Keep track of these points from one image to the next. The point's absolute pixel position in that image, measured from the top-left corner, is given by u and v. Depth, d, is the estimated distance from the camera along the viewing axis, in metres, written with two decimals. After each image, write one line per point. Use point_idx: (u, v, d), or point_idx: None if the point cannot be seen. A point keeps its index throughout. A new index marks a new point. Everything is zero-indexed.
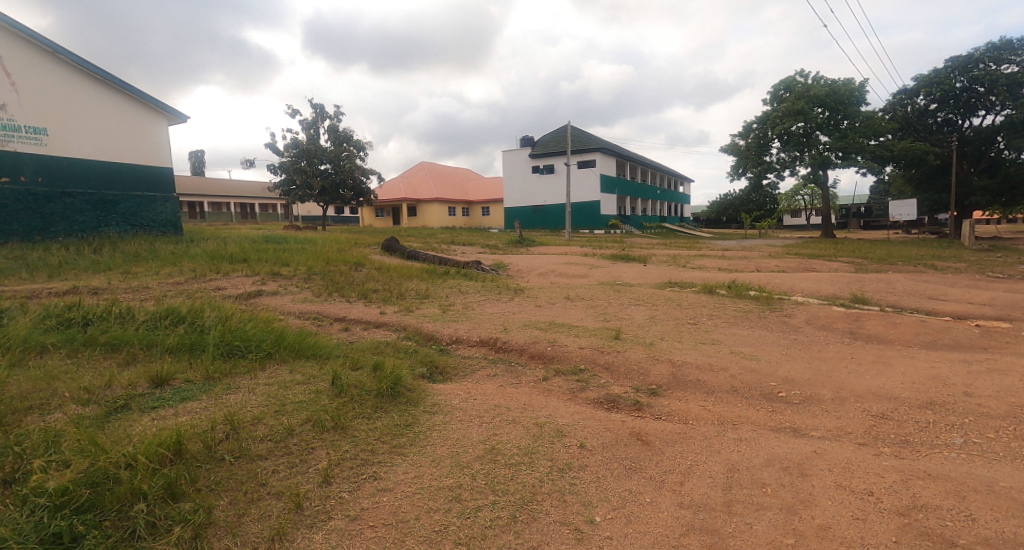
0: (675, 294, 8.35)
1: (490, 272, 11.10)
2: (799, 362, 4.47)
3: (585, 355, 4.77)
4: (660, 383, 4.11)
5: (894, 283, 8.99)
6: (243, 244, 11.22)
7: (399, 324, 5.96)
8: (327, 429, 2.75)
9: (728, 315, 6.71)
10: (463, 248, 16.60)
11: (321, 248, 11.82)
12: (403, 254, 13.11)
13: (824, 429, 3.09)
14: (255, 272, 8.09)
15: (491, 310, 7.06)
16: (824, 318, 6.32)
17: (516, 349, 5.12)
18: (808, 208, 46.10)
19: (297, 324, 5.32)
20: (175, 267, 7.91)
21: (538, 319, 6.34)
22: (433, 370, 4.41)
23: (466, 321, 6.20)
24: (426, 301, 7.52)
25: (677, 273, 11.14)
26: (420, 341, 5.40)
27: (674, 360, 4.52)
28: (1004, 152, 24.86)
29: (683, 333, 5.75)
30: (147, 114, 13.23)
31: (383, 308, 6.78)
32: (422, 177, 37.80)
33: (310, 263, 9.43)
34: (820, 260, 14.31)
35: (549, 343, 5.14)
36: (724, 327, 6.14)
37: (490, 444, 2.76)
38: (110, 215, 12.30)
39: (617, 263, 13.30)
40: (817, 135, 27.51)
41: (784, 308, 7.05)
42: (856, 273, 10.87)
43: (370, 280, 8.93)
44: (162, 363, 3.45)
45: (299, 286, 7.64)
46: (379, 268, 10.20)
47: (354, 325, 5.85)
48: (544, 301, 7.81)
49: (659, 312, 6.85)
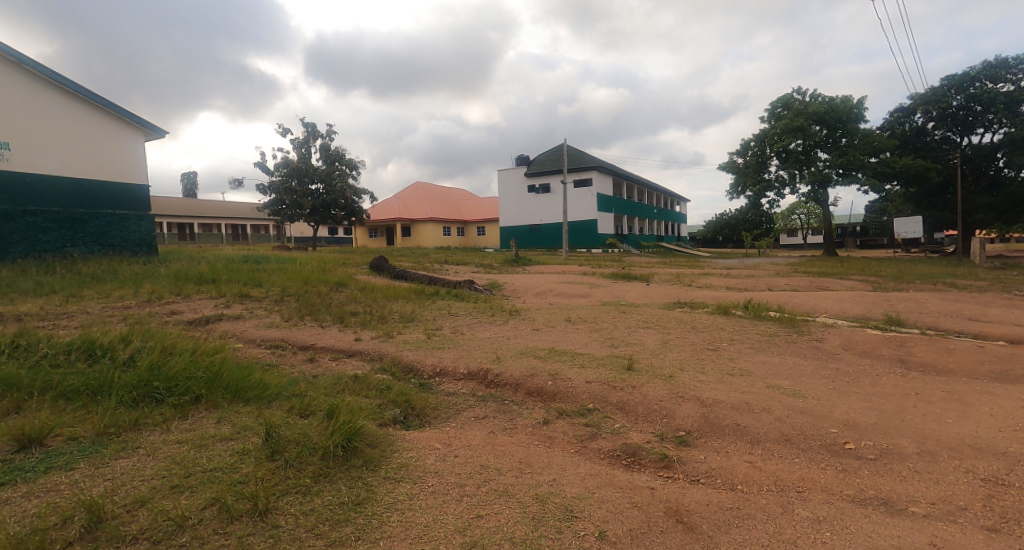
0: (687, 315, 7.54)
1: (483, 292, 10.35)
2: (854, 400, 3.68)
3: (593, 391, 3.97)
4: (690, 428, 3.31)
5: (925, 304, 8.26)
6: (218, 264, 10.42)
7: (376, 353, 5.16)
8: (240, 519, 1.92)
9: (751, 340, 5.91)
10: (455, 267, 15.83)
11: (303, 268, 11.01)
12: (391, 273, 12.34)
13: (926, 503, 2.31)
14: (220, 294, 7.27)
15: (483, 334, 6.26)
16: (862, 343, 5.57)
17: (510, 383, 4.32)
18: (805, 228, 45.68)
19: (249, 356, 4.50)
20: (131, 288, 7.07)
21: (535, 345, 5.54)
22: (409, 413, 3.63)
23: (454, 348, 5.39)
24: (410, 326, 6.71)
25: (685, 293, 10.36)
26: (398, 375, 4.58)
27: (702, 398, 3.71)
28: (1004, 170, 24.51)
29: (705, 361, 4.95)
30: (123, 129, 12.57)
31: (359, 334, 5.96)
32: (416, 196, 37.19)
33: (286, 283, 8.62)
34: (830, 279, 13.60)
35: (549, 377, 4.33)
36: (749, 354, 5.35)
37: (471, 538, 1.96)
38: (77, 234, 11.45)
39: (619, 282, 12.57)
40: (815, 153, 27.18)
41: (812, 332, 6.27)
42: (877, 292, 10.16)
43: (350, 301, 8.13)
44: (43, 414, 2.60)
45: (268, 309, 6.82)
46: (362, 289, 9.41)
47: (322, 355, 5.04)
48: (543, 324, 7.00)
49: (673, 337, 6.07)
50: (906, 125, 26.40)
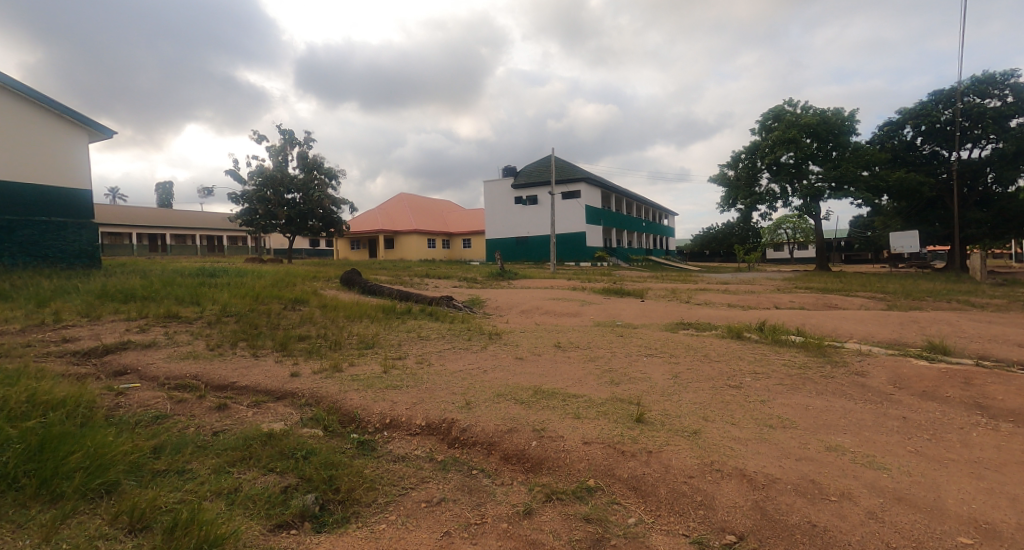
0: (695, 340, 6.48)
1: (462, 310, 9.25)
2: (959, 475, 2.62)
3: (594, 461, 2.86)
4: (743, 532, 2.24)
5: (959, 325, 7.28)
6: (161, 277, 9.24)
7: (311, 396, 4.01)
8: None
9: (779, 376, 4.84)
10: (435, 281, 14.70)
11: (259, 282, 9.82)
12: (363, 288, 11.18)
13: None
14: (141, 316, 6.09)
15: (454, 366, 5.14)
16: (915, 378, 4.57)
17: (482, 445, 3.22)
18: (793, 242, 45.27)
19: (125, 413, 3.34)
20: (28, 310, 5.85)
21: (518, 383, 4.43)
22: (327, 500, 2.51)
23: (414, 387, 4.26)
24: (367, 354, 5.58)
25: (687, 311, 9.34)
26: (332, 430, 3.46)
27: (749, 473, 2.62)
28: (992, 186, 24.09)
29: (735, 407, 3.90)
30: (65, 129, 11.32)
31: (298, 368, 4.80)
32: (400, 208, 36.05)
33: (230, 300, 7.46)
34: (837, 296, 12.71)
35: (534, 435, 3.21)
36: (782, 395, 4.28)
37: None
38: (2, 245, 10.21)
39: (611, 298, 11.54)
40: (806, 166, 26.61)
41: (849, 363, 5.22)
42: (892, 311, 9.27)
43: (303, 323, 6.96)
44: None
45: (196, 334, 5.65)
46: (323, 307, 8.26)
47: (240, 400, 3.89)
48: (526, 351, 5.87)
49: (685, 371, 5.03)
50: (896, 139, 25.93)
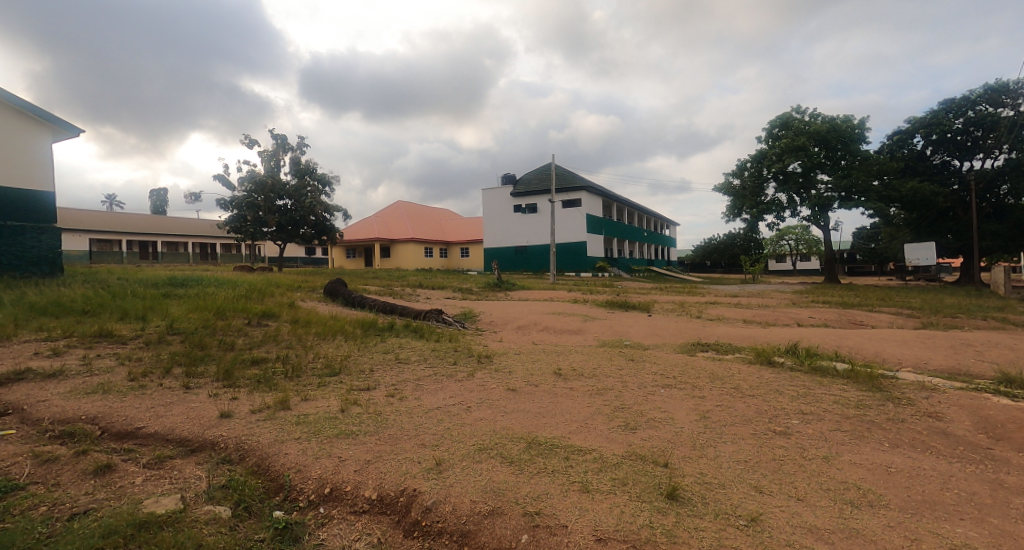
0: (718, 366, 5.52)
1: (450, 325, 8.31)
2: None
3: None
4: None
5: (1018, 351, 6.31)
6: (118, 287, 8.28)
7: (236, 448, 3.05)
8: None
9: (835, 419, 3.86)
10: (427, 292, 13.78)
11: (228, 293, 8.87)
12: (346, 299, 10.22)
13: None
14: (65, 335, 5.13)
15: (431, 401, 4.17)
16: (1011, 428, 3.59)
17: (452, 537, 2.28)
18: (796, 254, 44.36)
19: None
20: None
21: (507, 429, 3.45)
22: None
23: (376, 434, 3.31)
24: (329, 382, 4.61)
25: (702, 328, 8.37)
26: (249, 504, 2.52)
27: None
28: (1006, 199, 23.04)
29: (795, 471, 2.92)
30: (24, 125, 10.40)
31: (235, 405, 3.81)
32: (397, 216, 35.17)
33: (182, 315, 6.51)
34: (859, 312, 11.74)
35: (526, 524, 2.27)
36: (848, 449, 3.32)
37: None
38: None
39: (614, 313, 10.56)
40: (815, 175, 25.71)
41: (915, 402, 4.25)
42: (925, 330, 8.32)
43: (263, 342, 6.00)
44: None
45: (123, 358, 4.68)
46: (293, 321, 7.31)
47: (136, 457, 2.92)
48: (521, 380, 4.90)
49: (717, 411, 4.04)
50: (906, 149, 25.07)
